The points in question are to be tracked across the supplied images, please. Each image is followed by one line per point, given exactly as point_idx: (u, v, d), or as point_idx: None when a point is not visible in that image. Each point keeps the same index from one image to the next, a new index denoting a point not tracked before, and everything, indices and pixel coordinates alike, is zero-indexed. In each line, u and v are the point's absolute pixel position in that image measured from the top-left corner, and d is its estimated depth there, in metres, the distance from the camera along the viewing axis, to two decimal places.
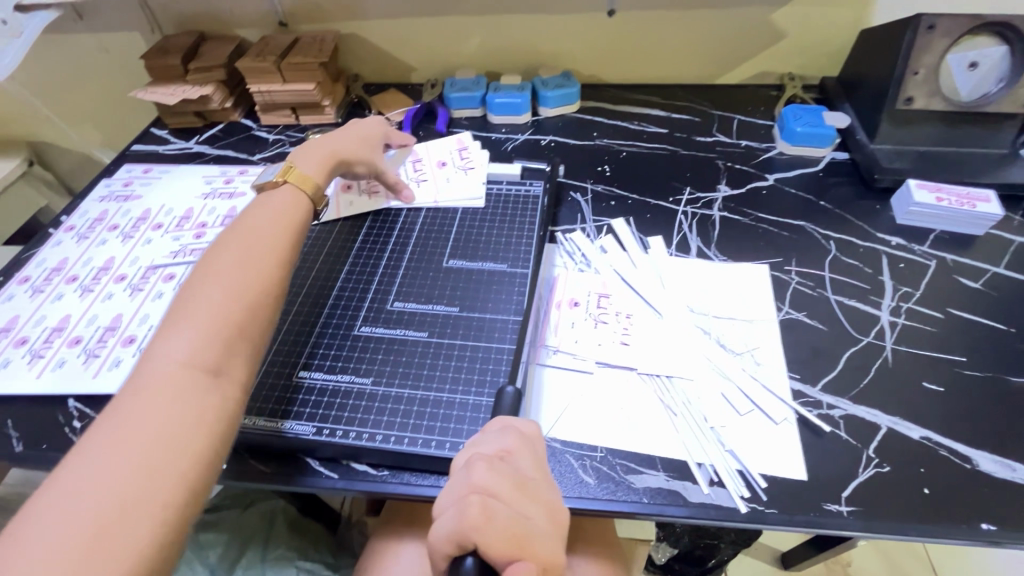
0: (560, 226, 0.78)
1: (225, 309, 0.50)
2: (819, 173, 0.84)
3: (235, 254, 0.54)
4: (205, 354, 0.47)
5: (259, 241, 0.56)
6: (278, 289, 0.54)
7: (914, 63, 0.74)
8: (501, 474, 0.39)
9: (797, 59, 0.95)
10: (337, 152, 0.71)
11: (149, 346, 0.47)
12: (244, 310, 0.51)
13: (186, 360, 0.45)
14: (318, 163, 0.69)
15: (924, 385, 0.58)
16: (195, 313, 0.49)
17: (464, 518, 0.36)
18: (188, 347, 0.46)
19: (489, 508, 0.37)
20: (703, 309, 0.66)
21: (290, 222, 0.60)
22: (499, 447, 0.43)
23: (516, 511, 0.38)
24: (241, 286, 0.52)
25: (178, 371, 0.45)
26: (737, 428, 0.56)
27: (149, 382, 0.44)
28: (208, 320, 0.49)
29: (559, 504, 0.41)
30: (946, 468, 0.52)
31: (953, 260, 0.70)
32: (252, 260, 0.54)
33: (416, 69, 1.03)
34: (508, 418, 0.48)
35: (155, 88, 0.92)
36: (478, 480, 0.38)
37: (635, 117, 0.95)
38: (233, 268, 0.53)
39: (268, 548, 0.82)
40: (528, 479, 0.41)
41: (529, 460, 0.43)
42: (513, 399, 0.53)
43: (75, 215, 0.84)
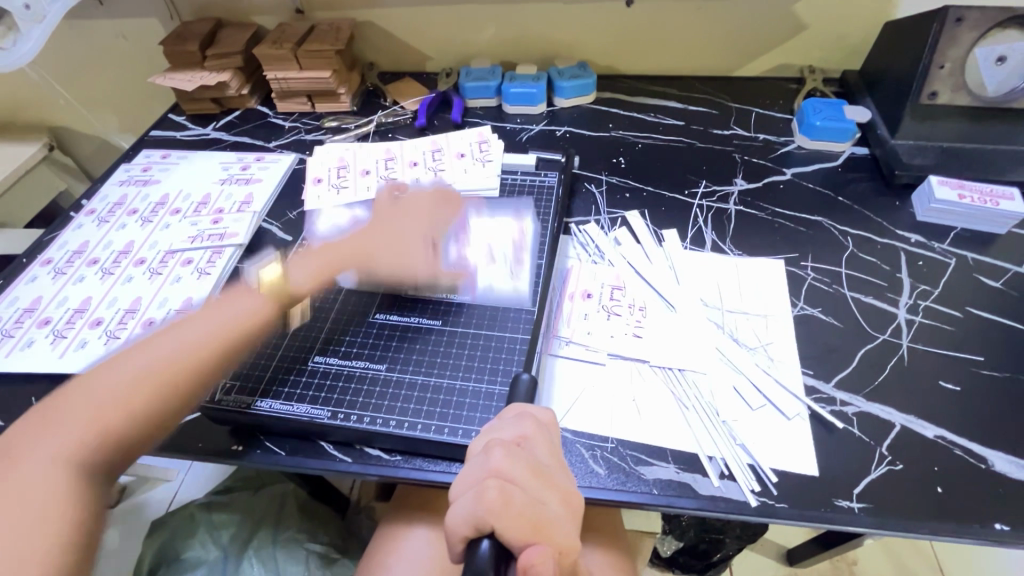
0: (574, 217, 0.78)
1: (112, 409, 0.49)
2: (839, 168, 0.82)
3: (146, 357, 0.52)
4: (79, 456, 0.46)
5: (177, 345, 0.54)
6: (219, 360, 0.55)
7: (939, 56, 0.73)
8: (518, 460, 0.40)
9: (818, 52, 0.94)
10: (360, 248, 0.66)
11: (70, 393, 0.50)
12: (169, 380, 0.52)
13: (96, 419, 0.48)
14: (306, 278, 0.63)
15: (940, 384, 0.58)
16: (86, 412, 0.48)
17: (481, 502, 0.37)
18: (62, 449, 0.46)
19: (506, 493, 0.37)
20: (717, 303, 0.66)
21: (226, 329, 0.56)
22: (515, 434, 0.44)
23: (531, 496, 0.38)
24: (134, 397, 0.50)
25: (43, 476, 0.44)
26: (749, 423, 0.55)
27: (59, 435, 0.46)
28: (89, 423, 0.47)
29: (574, 491, 0.42)
30: (960, 468, 0.52)
31: (973, 258, 0.69)
32: (159, 368, 0.52)
33: (431, 58, 1.03)
34: (523, 405, 0.48)
35: (174, 74, 0.93)
36: (496, 465, 0.39)
37: (651, 109, 0.95)
38: (184, 335, 0.55)
39: (278, 529, 0.84)
40: (543, 465, 0.41)
41: (544, 448, 0.43)
42: (529, 385, 0.53)
43: (95, 199, 0.85)
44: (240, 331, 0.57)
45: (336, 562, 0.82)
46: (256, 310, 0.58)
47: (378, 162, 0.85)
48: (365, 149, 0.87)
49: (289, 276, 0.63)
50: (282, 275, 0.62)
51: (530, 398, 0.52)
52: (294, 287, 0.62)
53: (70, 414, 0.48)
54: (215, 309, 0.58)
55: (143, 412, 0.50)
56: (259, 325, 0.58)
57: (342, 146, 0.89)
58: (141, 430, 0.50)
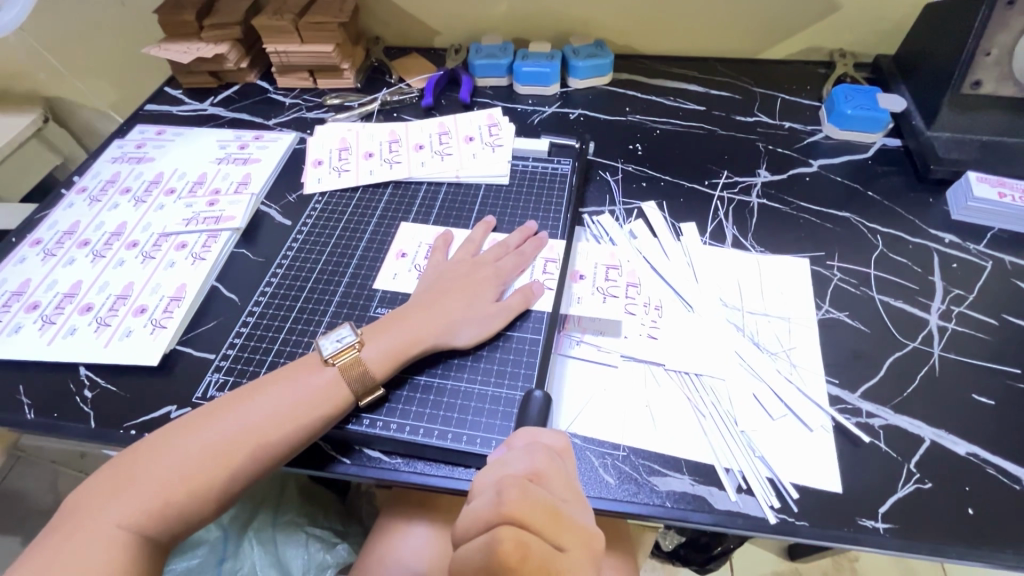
0: (587, 207, 0.74)
1: (174, 482, 0.47)
2: (868, 160, 0.78)
3: (209, 431, 0.49)
4: (142, 526, 0.45)
5: (239, 424, 0.49)
6: (290, 445, 0.50)
7: (986, 43, 0.67)
8: (533, 502, 0.37)
9: (851, 34, 0.88)
10: (436, 316, 0.57)
11: (159, 437, 0.49)
12: (241, 461, 0.49)
13: (164, 488, 0.46)
14: (386, 352, 0.55)
15: (973, 397, 0.54)
16: (150, 480, 0.47)
17: (494, 554, 0.35)
18: (126, 517, 0.45)
19: (521, 544, 0.35)
20: (736, 303, 0.62)
21: (292, 412, 0.50)
22: (527, 468, 0.41)
23: (547, 544, 0.36)
24: (195, 474, 0.47)
25: (106, 544, 0.44)
26: (769, 433, 0.53)
27: (132, 490, 0.46)
28: (152, 494, 0.46)
29: (592, 528, 0.39)
30: (993, 488, 0.49)
31: (1011, 261, 0.65)
32: (220, 446, 0.48)
33: (439, 33, 0.98)
34: (534, 430, 0.46)
35: (169, 45, 0.88)
36: (510, 509, 0.36)
37: (670, 92, 0.89)
38: (263, 411, 0.50)
39: (278, 513, 0.82)
40: (560, 505, 0.38)
41: (559, 484, 0.41)
42: (541, 404, 0.51)
43: (87, 176, 0.81)
44: (308, 414, 0.51)
45: (337, 548, 0.81)
46: (331, 394, 0.52)
47: (382, 144, 0.81)
48: (369, 129, 0.83)
49: (363, 353, 0.54)
50: (359, 349, 0.54)
51: (542, 421, 0.50)
52: (371, 367, 0.54)
53: (142, 476, 0.47)
54: (289, 385, 0.52)
55: (206, 484, 0.48)
56: (332, 409, 0.52)
57: (344, 125, 0.85)
58: (199, 508, 0.48)
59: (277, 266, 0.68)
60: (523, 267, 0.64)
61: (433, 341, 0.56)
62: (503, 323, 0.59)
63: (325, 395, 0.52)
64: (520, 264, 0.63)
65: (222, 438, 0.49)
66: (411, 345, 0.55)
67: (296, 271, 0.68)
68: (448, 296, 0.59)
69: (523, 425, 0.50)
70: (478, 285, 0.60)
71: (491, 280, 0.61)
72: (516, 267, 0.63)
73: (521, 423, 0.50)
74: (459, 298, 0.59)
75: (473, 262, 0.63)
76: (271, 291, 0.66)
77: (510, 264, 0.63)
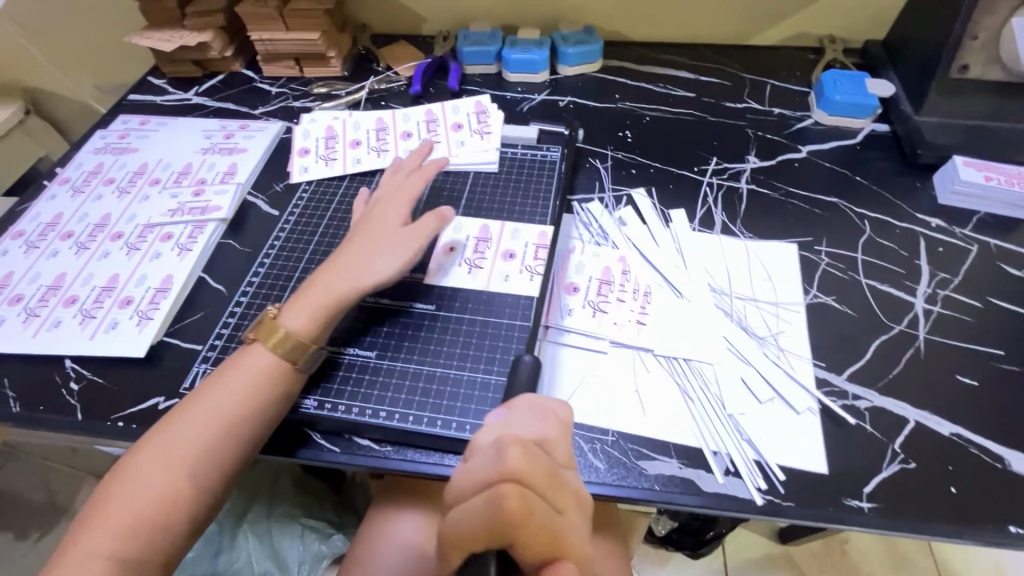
0: (576, 194, 0.73)
1: (165, 481, 0.47)
2: (856, 146, 0.78)
3: (175, 439, 0.48)
4: (145, 526, 0.45)
5: (211, 414, 0.49)
6: (262, 426, 0.51)
7: (973, 26, 0.67)
8: (535, 462, 0.36)
9: (840, 19, 0.88)
10: (341, 268, 0.57)
11: (136, 446, 0.49)
12: (221, 450, 0.49)
13: (155, 492, 0.46)
14: None
15: (957, 378, 0.55)
16: (128, 502, 0.46)
17: (499, 511, 0.34)
18: (112, 546, 0.44)
19: (527, 503, 0.34)
20: (725, 289, 0.63)
21: (258, 393, 0.51)
22: None
23: (548, 505, 0.35)
24: (182, 468, 0.47)
25: (112, 547, 0.44)
26: (757, 417, 0.53)
27: (127, 499, 0.46)
28: (148, 494, 0.46)
29: (584, 490, 0.39)
30: (976, 467, 0.49)
31: (996, 244, 0.66)
32: (190, 452, 0.48)
33: (427, 20, 0.97)
34: (539, 397, 0.44)
35: (152, 33, 0.87)
36: (512, 468, 0.35)
37: (661, 78, 0.89)
38: (231, 401, 0.50)
39: (273, 504, 0.82)
40: (560, 472, 0.38)
41: (561, 449, 0.40)
42: (530, 367, 0.51)
43: (70, 168, 0.80)
44: (268, 398, 0.51)
45: (332, 539, 0.81)
46: (282, 374, 0.52)
47: (370, 132, 0.80)
48: (356, 118, 0.82)
49: None
50: None
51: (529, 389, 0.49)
52: None
53: (132, 484, 0.46)
54: (240, 377, 0.52)
55: (196, 479, 0.47)
56: (290, 381, 0.52)
57: (332, 113, 0.84)
58: (201, 502, 0.48)
59: (264, 256, 0.68)
60: (513, 245, 0.64)
61: None
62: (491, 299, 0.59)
63: (278, 372, 0.52)
64: None
65: (189, 443, 0.48)
66: None
67: (283, 261, 0.67)
68: (360, 246, 0.58)
69: (512, 387, 0.50)
70: None
71: (383, 222, 0.60)
72: (506, 250, 0.63)
73: (512, 386, 0.50)
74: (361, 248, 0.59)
75: (369, 209, 0.62)
76: (258, 281, 0.65)
77: None
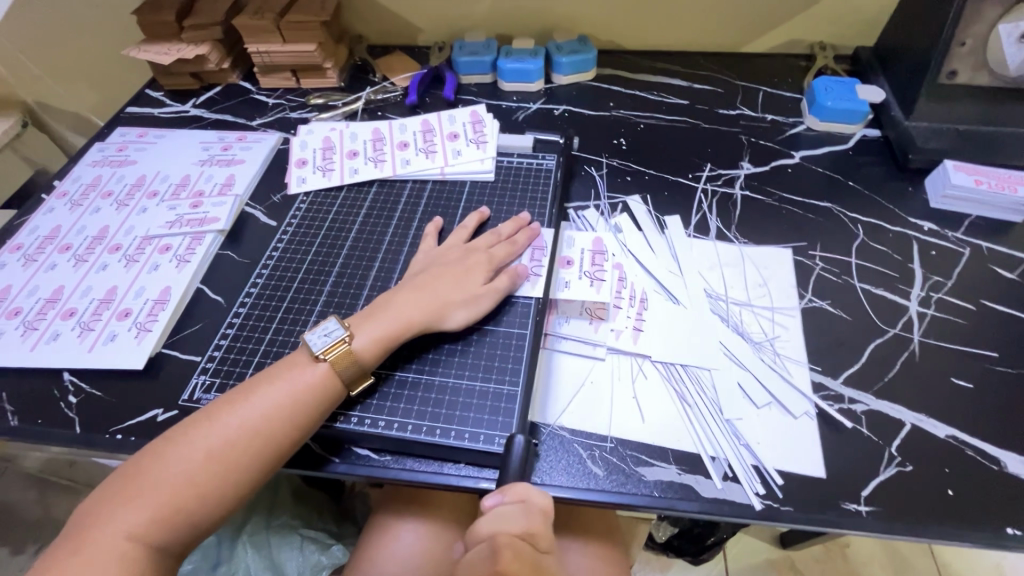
0: (572, 202, 0.74)
1: (181, 489, 0.46)
2: (849, 151, 0.79)
3: (213, 434, 0.48)
4: (151, 537, 0.45)
5: (242, 426, 0.49)
6: (289, 446, 0.50)
7: (961, 33, 0.68)
8: None
9: (830, 26, 0.89)
10: (430, 298, 0.58)
11: (160, 445, 0.48)
12: (241, 466, 0.48)
13: (164, 503, 0.46)
14: (376, 339, 0.55)
15: (952, 381, 0.55)
16: (155, 487, 0.46)
17: None
18: (135, 529, 0.45)
19: None
20: (720, 294, 0.63)
21: (293, 410, 0.50)
22: (523, 527, 0.43)
23: None
24: (200, 479, 0.47)
25: (115, 558, 0.44)
26: (754, 421, 0.53)
27: (135, 506, 0.45)
28: (158, 504, 0.46)
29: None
30: (972, 469, 0.50)
31: (988, 247, 0.67)
32: (224, 450, 0.48)
33: (423, 31, 0.97)
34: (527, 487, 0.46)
35: (149, 47, 0.87)
36: None
37: (654, 86, 0.90)
38: (262, 415, 0.50)
39: (272, 515, 0.81)
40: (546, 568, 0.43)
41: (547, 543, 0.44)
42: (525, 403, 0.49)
43: (68, 181, 0.80)
44: (305, 412, 0.51)
45: (332, 550, 0.81)
46: (324, 391, 0.52)
47: (367, 142, 0.81)
48: (353, 128, 0.83)
49: (354, 344, 0.54)
50: (349, 337, 0.54)
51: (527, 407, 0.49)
52: (362, 358, 0.54)
53: (146, 488, 0.46)
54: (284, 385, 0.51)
55: (211, 491, 0.47)
56: (327, 402, 0.52)
57: (329, 124, 0.84)
58: (210, 514, 0.48)
59: (262, 267, 0.68)
60: (513, 254, 0.64)
61: (428, 325, 0.57)
62: (492, 307, 0.59)
63: (316, 394, 0.52)
64: (511, 250, 0.64)
65: (224, 441, 0.48)
66: (407, 331, 0.56)
67: (281, 271, 0.68)
68: (446, 279, 0.59)
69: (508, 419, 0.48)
70: (467, 269, 0.61)
71: (480, 265, 0.61)
72: (508, 260, 0.63)
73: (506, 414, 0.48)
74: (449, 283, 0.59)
75: (463, 250, 0.64)
76: (256, 292, 0.66)
77: (501, 252, 0.63)
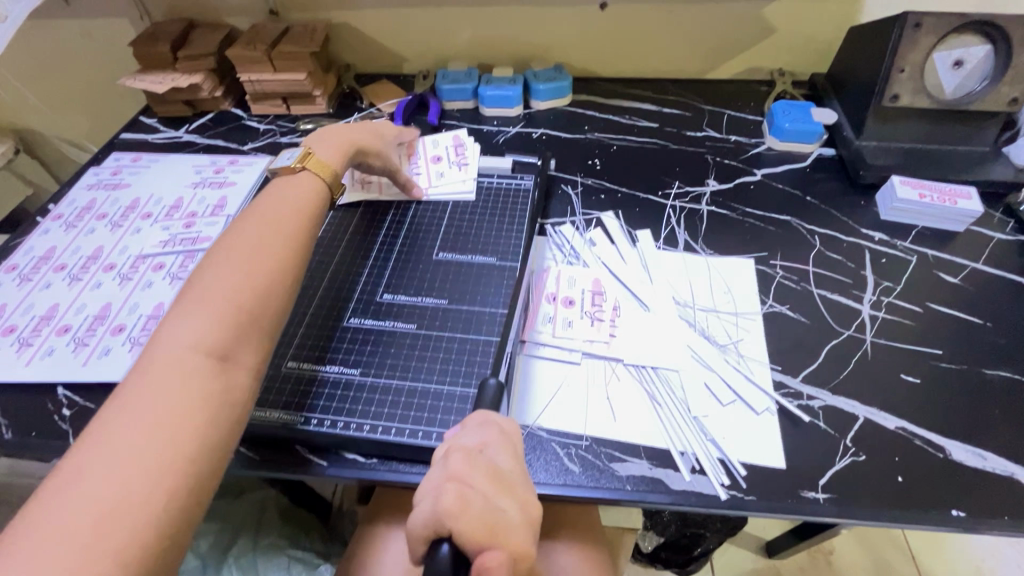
0: (550, 218, 0.79)
1: (238, 293, 0.50)
2: (806, 168, 0.85)
3: (236, 254, 0.53)
4: (216, 346, 0.46)
5: (258, 235, 0.55)
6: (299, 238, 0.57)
7: (900, 60, 0.75)
8: (476, 465, 0.40)
9: (786, 54, 0.96)
10: None
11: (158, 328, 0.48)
12: (272, 259, 0.54)
13: (194, 345, 0.45)
14: None
15: (902, 377, 0.60)
16: (168, 336, 0.46)
17: (438, 505, 0.37)
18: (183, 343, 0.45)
19: (464, 498, 0.37)
20: (688, 301, 0.67)
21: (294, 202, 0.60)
22: (479, 439, 0.43)
23: (489, 502, 0.38)
24: (247, 283, 0.51)
25: (190, 369, 0.44)
26: (719, 418, 0.57)
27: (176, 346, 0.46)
28: (217, 316, 0.48)
29: (535, 498, 0.40)
30: (920, 456, 0.54)
31: (933, 255, 0.72)
32: (251, 245, 0.54)
33: (408, 60, 1.03)
34: (491, 411, 0.49)
35: (145, 76, 0.91)
36: (453, 471, 0.39)
37: (626, 111, 0.96)
38: (273, 232, 0.56)
39: (259, 536, 0.83)
40: (504, 471, 0.41)
41: (505, 452, 0.43)
42: (496, 390, 0.52)
43: (63, 204, 0.83)
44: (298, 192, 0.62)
45: (319, 569, 0.81)
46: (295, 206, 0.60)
47: None
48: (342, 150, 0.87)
49: None
50: None
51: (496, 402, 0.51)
52: None
53: (196, 312, 0.48)
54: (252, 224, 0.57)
55: (260, 284, 0.51)
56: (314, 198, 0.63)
57: None
58: (265, 305, 0.51)
59: None
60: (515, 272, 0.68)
61: None
62: None
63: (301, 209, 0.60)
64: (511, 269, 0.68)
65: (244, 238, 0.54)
66: None
67: None
68: None
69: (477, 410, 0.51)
70: None
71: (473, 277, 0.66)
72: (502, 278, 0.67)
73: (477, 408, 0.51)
74: None
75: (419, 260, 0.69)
76: None
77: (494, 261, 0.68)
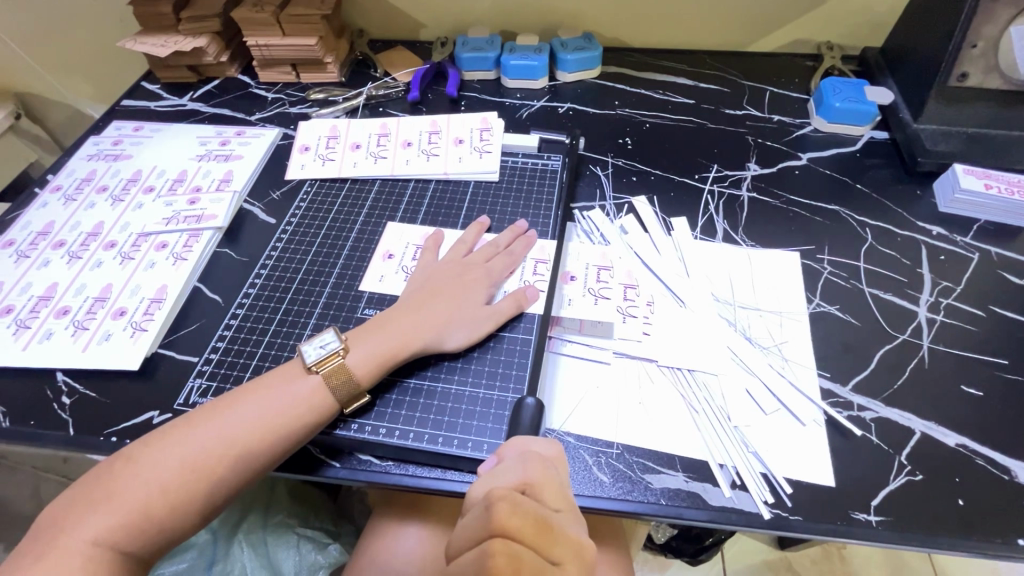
0: (577, 202, 0.73)
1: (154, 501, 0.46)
2: (856, 153, 0.78)
3: (193, 442, 0.48)
4: (119, 543, 0.45)
5: (225, 427, 0.49)
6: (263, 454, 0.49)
7: (973, 35, 0.67)
8: (524, 515, 0.36)
9: (838, 26, 0.88)
10: (425, 318, 0.56)
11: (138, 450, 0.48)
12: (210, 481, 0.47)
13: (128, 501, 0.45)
14: (369, 358, 0.53)
15: (962, 389, 0.55)
16: (131, 490, 0.46)
17: (487, 567, 0.33)
18: (99, 534, 0.44)
19: (515, 560, 0.33)
20: (728, 299, 0.62)
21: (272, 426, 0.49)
22: (521, 479, 0.39)
23: (539, 559, 0.35)
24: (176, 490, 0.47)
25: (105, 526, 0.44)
26: (762, 428, 0.53)
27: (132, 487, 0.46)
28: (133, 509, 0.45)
29: (584, 540, 0.38)
30: (983, 478, 0.49)
31: (997, 253, 0.66)
32: (200, 458, 0.48)
33: (425, 26, 0.96)
34: (524, 439, 0.45)
35: (146, 38, 0.85)
36: (500, 522, 0.35)
37: (660, 85, 0.89)
38: (241, 425, 0.49)
39: (268, 513, 0.79)
40: (550, 517, 0.37)
41: (551, 495, 0.39)
42: (534, 411, 0.50)
43: (61, 175, 0.79)
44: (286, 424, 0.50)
45: (328, 549, 0.79)
46: (312, 402, 0.51)
47: (371, 136, 0.80)
48: (360, 121, 0.82)
49: (348, 360, 0.53)
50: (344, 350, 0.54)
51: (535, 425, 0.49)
52: (355, 372, 0.52)
53: (147, 458, 0.47)
54: (267, 399, 0.51)
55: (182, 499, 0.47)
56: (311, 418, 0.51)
57: (330, 120, 0.83)
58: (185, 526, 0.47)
59: (262, 266, 0.67)
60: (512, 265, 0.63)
61: (423, 346, 0.55)
62: (493, 327, 0.58)
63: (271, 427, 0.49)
64: (509, 263, 0.63)
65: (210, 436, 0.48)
66: (399, 352, 0.54)
67: (281, 271, 0.66)
68: (429, 302, 0.58)
69: (516, 431, 0.49)
70: (465, 288, 0.59)
71: (480, 281, 0.60)
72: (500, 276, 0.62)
73: (513, 430, 0.49)
74: (448, 303, 0.58)
75: (462, 262, 0.62)
76: (255, 292, 0.64)
77: (500, 265, 0.62)
